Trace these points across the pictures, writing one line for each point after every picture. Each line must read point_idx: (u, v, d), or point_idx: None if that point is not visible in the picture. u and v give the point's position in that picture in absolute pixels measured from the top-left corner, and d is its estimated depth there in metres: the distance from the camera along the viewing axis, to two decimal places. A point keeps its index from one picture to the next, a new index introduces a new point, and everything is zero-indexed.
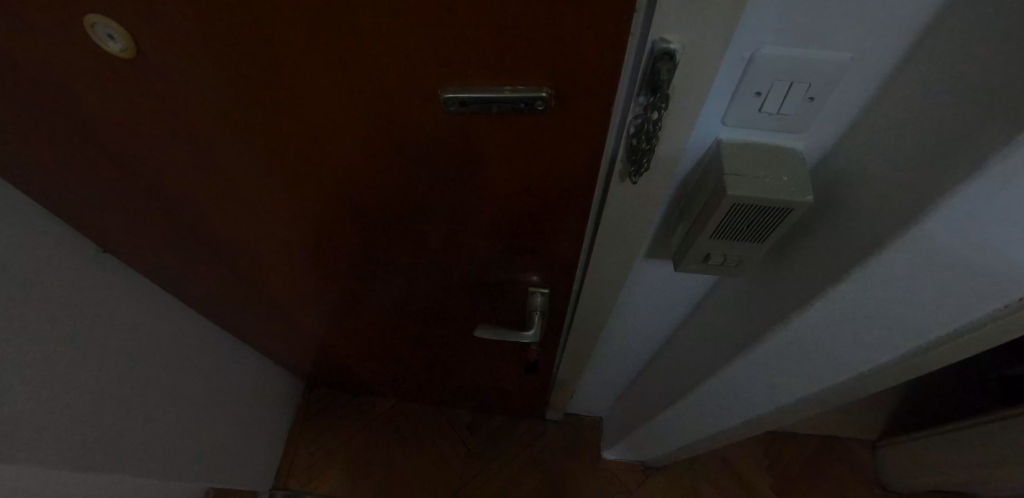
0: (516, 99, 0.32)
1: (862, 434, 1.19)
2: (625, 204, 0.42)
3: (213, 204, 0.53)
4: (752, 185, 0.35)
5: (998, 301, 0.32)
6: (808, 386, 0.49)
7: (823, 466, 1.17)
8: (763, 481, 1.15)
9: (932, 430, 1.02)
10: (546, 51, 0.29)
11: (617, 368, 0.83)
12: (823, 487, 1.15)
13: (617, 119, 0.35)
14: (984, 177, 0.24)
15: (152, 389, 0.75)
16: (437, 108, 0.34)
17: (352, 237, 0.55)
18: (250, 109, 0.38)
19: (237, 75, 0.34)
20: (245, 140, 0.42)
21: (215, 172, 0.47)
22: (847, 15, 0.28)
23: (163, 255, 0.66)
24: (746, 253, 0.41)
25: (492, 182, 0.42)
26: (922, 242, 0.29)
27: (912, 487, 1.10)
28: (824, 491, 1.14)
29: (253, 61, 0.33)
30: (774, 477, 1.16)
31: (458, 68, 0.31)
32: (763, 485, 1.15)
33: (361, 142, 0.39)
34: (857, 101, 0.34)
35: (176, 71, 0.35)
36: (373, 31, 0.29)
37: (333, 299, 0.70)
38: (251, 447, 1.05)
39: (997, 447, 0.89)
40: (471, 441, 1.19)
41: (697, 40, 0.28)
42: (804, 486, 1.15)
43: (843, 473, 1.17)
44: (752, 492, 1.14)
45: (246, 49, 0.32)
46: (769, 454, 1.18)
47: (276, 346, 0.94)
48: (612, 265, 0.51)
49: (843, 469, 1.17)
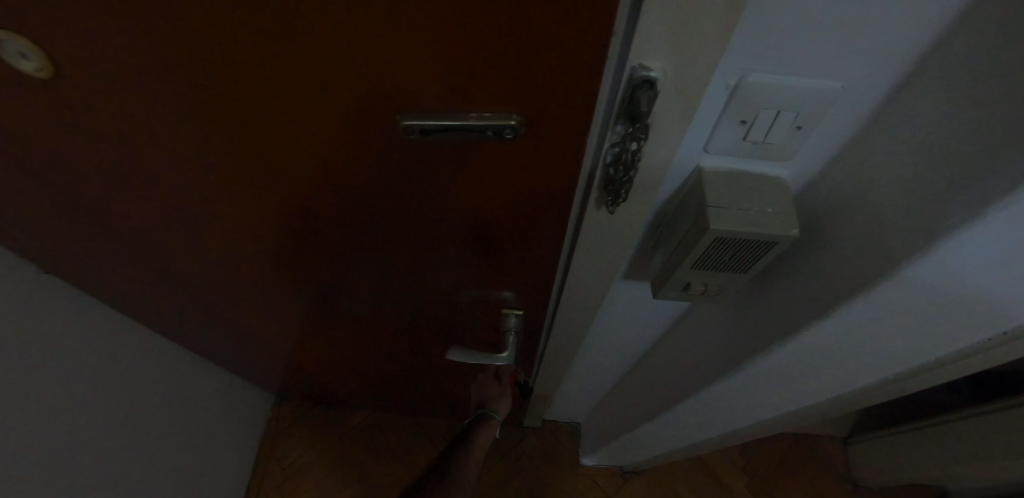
0: (482, 128, 0.30)
1: (833, 433, 1.23)
2: (601, 231, 0.41)
3: (161, 226, 0.49)
4: (733, 219, 0.34)
5: (984, 333, 0.31)
6: (786, 406, 0.48)
7: (795, 464, 1.21)
8: (738, 481, 1.18)
9: (919, 424, 1.03)
10: (514, 77, 0.27)
11: (594, 380, 0.83)
12: (795, 485, 1.18)
13: (593, 148, 0.33)
14: (986, 225, 0.23)
15: None
16: (399, 134, 0.32)
17: (317, 256, 0.52)
18: (195, 128, 0.35)
19: (187, 93, 0.32)
20: (198, 162, 0.39)
21: (160, 193, 0.44)
22: (834, 46, 0.27)
23: (115, 279, 0.62)
24: (727, 282, 0.40)
25: (463, 208, 0.40)
26: (909, 285, 0.28)
27: (879, 482, 1.15)
28: (794, 489, 1.18)
29: (205, 79, 0.30)
30: (748, 477, 1.19)
31: (422, 93, 0.29)
32: (739, 485, 1.18)
33: (325, 166, 0.37)
34: (841, 131, 0.33)
35: (107, 89, 0.32)
36: (332, 53, 0.27)
37: (302, 316, 0.68)
38: (215, 463, 1.03)
39: (972, 443, 0.92)
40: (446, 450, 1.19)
41: (678, 69, 0.26)
42: (776, 485, 1.18)
43: (814, 471, 1.20)
44: (727, 492, 1.17)
45: (195, 68, 0.29)
46: (744, 455, 1.21)
47: (243, 363, 0.91)
48: (591, 287, 0.50)
49: (814, 467, 1.21)
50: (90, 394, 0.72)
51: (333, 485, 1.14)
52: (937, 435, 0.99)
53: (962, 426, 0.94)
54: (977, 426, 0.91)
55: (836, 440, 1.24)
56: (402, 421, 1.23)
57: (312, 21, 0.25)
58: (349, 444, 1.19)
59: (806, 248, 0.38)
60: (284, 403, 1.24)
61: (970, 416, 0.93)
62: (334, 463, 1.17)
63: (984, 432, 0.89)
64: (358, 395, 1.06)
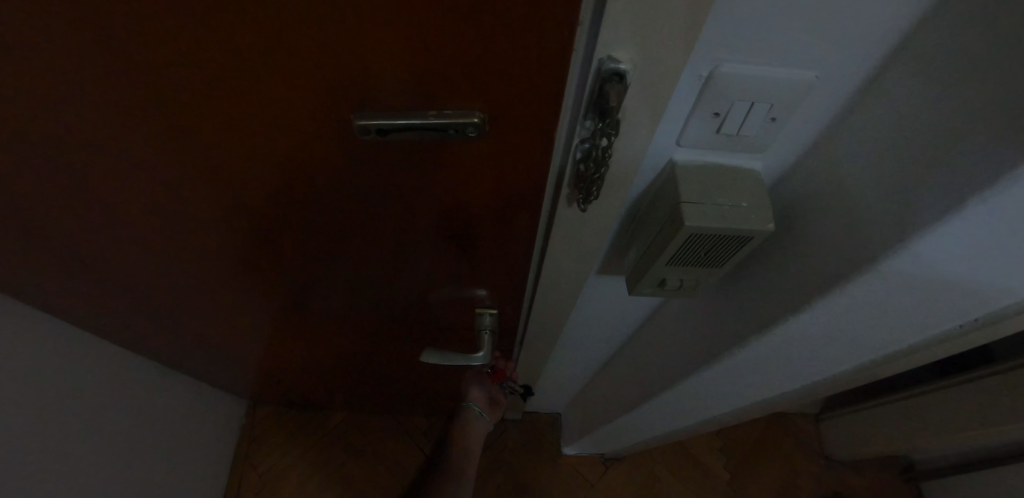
0: (443, 126, 0.28)
1: (806, 410, 1.28)
2: (573, 227, 0.40)
3: (103, 238, 0.45)
4: (709, 215, 0.33)
5: (958, 320, 0.30)
6: (762, 392, 0.49)
7: (772, 442, 1.25)
8: (717, 462, 1.22)
9: (891, 398, 1.07)
10: (474, 74, 0.25)
11: (573, 372, 0.84)
12: (770, 463, 1.23)
13: (561, 143, 0.32)
14: (962, 218, 0.22)
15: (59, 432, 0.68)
16: (354, 135, 0.30)
17: (282, 261, 0.49)
18: (131, 135, 0.32)
19: (124, 101, 0.29)
20: (147, 172, 0.36)
21: (101, 206, 0.40)
22: (811, 31, 0.26)
23: (61, 295, 0.58)
24: (702, 277, 0.40)
25: (429, 210, 0.38)
26: (883, 277, 0.28)
27: (850, 456, 1.20)
28: (769, 466, 1.22)
29: (143, 87, 0.27)
30: (726, 458, 1.22)
31: (377, 90, 0.26)
32: (718, 466, 1.21)
33: (283, 169, 0.34)
34: (815, 122, 0.33)
35: (25, 100, 0.29)
36: (279, 52, 0.24)
37: (269, 320, 0.65)
38: (189, 474, 1.00)
39: (940, 412, 0.96)
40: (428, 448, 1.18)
41: (648, 61, 0.25)
42: (753, 465, 1.22)
43: (788, 447, 1.25)
44: (707, 472, 1.21)
45: (130, 73, 0.26)
46: (723, 436, 1.25)
47: (215, 371, 0.88)
48: (566, 282, 0.49)
49: (789, 444, 1.26)
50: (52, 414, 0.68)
51: (315, 489, 1.12)
52: (906, 408, 1.03)
53: (928, 398, 0.98)
54: (943, 396, 0.95)
55: (809, 416, 1.29)
56: (382, 420, 1.22)
57: (249, 19, 0.22)
58: (330, 446, 1.18)
59: (782, 243, 0.37)
60: (261, 407, 1.21)
61: (938, 386, 0.96)
62: (314, 466, 1.15)
63: (951, 401, 0.93)
64: (336, 398, 1.05)
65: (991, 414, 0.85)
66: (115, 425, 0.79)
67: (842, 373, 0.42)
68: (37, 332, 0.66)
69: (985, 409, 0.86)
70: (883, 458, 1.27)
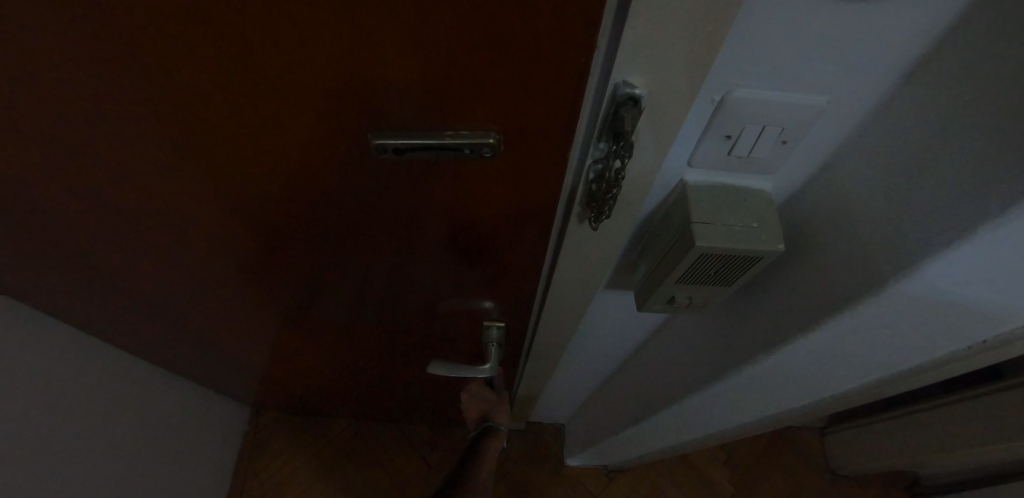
0: (459, 146, 0.29)
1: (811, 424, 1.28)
2: (584, 245, 0.40)
3: (116, 245, 0.46)
4: (719, 236, 0.33)
5: (965, 342, 0.30)
6: (769, 409, 0.49)
7: (776, 456, 1.24)
8: (722, 476, 1.21)
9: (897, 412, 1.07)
10: (490, 95, 0.26)
11: (578, 384, 0.83)
12: (773, 477, 1.22)
13: (574, 163, 0.32)
14: (975, 244, 0.23)
15: (62, 435, 0.69)
16: (372, 152, 0.31)
17: (292, 270, 0.50)
18: (153, 146, 0.33)
19: (151, 114, 0.30)
20: (165, 181, 0.37)
21: (117, 213, 0.41)
22: (823, 58, 0.27)
23: (71, 300, 0.58)
24: (711, 295, 0.40)
25: (441, 224, 0.39)
26: (892, 298, 0.28)
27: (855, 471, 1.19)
28: (772, 480, 1.22)
29: (170, 102, 0.28)
30: (730, 471, 1.22)
31: (396, 109, 0.27)
32: (722, 480, 1.21)
33: (293, 178, 0.35)
34: (825, 145, 0.33)
35: (57, 112, 0.30)
36: (298, 64, 0.25)
37: (275, 328, 0.65)
38: (192, 480, 1.00)
39: (947, 428, 0.95)
40: (431, 457, 1.19)
41: (663, 85, 0.26)
42: (756, 479, 1.22)
43: (792, 461, 1.25)
44: (711, 485, 1.20)
45: (160, 88, 0.27)
46: (727, 449, 1.24)
47: (220, 378, 0.88)
48: (573, 297, 0.49)
49: (794, 458, 1.25)
50: (58, 417, 0.68)
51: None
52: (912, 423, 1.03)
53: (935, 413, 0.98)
54: (950, 411, 0.95)
55: (814, 430, 1.28)
56: (384, 430, 1.21)
57: (280, 42, 0.23)
58: (332, 454, 1.18)
59: (791, 263, 0.37)
60: (264, 414, 1.21)
61: (946, 401, 0.96)
62: (316, 474, 1.15)
63: (958, 416, 0.93)
64: (339, 407, 1.05)
65: (997, 430, 0.85)
66: (120, 428, 0.80)
67: (849, 390, 0.42)
68: (46, 337, 0.67)
69: (991, 426, 0.86)
70: (888, 474, 1.26)
